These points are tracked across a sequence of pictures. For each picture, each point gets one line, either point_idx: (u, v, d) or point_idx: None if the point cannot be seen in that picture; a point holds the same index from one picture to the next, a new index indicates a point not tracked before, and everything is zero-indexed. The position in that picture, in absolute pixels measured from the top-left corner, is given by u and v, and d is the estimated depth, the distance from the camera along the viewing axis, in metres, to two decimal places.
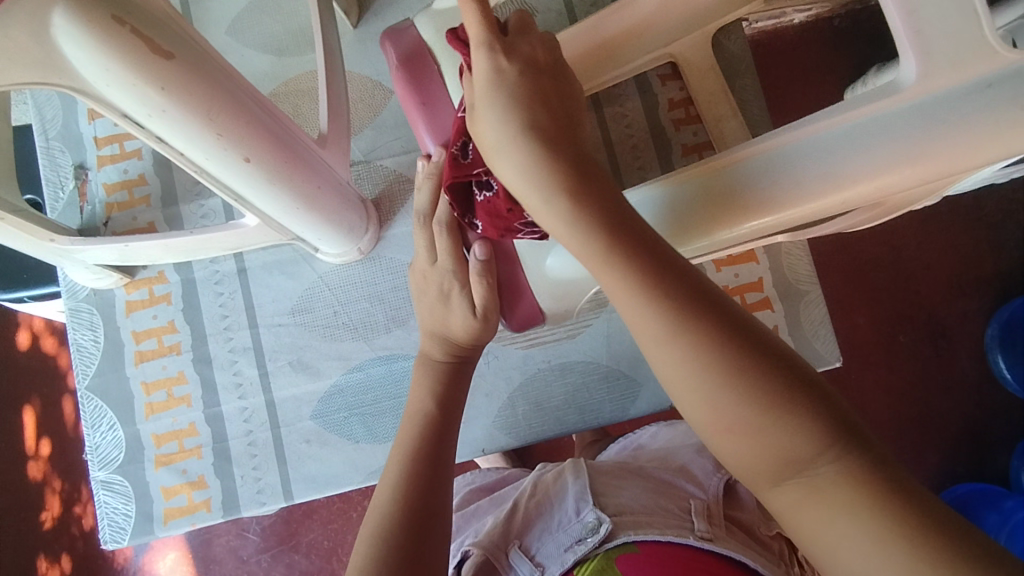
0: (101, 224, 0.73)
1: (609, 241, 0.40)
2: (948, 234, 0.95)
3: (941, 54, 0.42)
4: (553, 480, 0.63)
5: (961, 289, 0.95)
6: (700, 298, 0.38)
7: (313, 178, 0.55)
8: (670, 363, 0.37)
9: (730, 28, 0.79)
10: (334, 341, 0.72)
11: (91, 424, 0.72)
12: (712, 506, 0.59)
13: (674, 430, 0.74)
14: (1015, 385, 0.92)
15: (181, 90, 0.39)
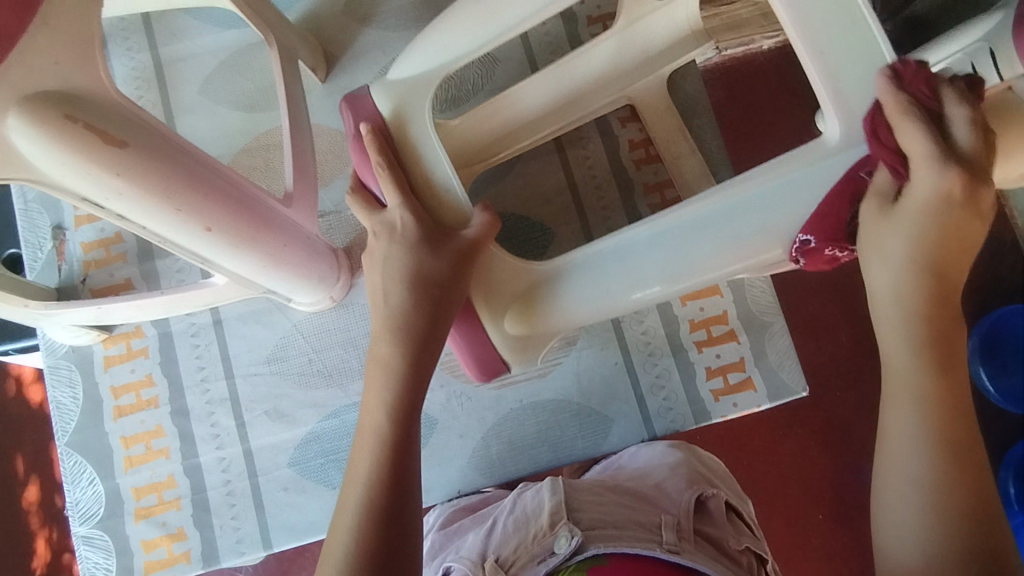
0: (79, 282, 0.75)
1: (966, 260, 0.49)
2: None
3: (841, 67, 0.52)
4: (531, 497, 0.62)
5: None
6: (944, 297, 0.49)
7: (280, 238, 0.57)
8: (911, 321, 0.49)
9: (686, 70, 0.82)
10: (309, 388, 0.74)
11: (71, 480, 0.73)
12: (683, 521, 0.58)
13: (654, 449, 0.70)
14: (998, 399, 0.83)
15: (136, 174, 0.42)
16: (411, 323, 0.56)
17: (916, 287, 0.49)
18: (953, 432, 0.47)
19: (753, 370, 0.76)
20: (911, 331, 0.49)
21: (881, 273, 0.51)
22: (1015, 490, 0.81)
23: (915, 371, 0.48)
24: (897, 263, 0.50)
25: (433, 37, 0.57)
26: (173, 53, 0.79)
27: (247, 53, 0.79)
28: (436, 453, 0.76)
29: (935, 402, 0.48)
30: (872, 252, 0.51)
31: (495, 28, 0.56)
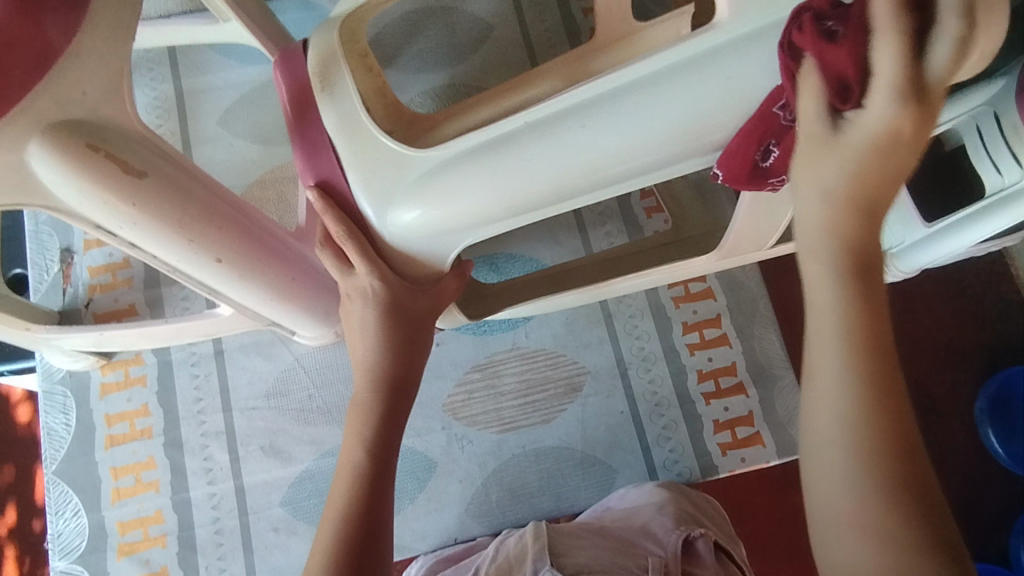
0: (82, 306, 0.74)
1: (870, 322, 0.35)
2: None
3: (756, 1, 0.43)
4: (515, 545, 0.61)
5: (948, 359, 0.89)
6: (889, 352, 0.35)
7: (290, 270, 0.57)
8: (828, 421, 0.35)
9: None
10: (308, 425, 0.72)
11: (56, 511, 0.70)
12: (670, 563, 0.57)
13: (641, 490, 0.69)
14: (1010, 463, 0.84)
15: (151, 204, 0.42)
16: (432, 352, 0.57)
17: (844, 355, 0.35)
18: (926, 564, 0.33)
19: (762, 425, 0.74)
20: (848, 407, 0.35)
21: (822, 335, 0.36)
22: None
23: (847, 472, 0.35)
24: (828, 334, 0.36)
25: (453, 195, 0.49)
26: (196, 85, 0.81)
27: (268, 89, 0.80)
28: (433, 497, 0.73)
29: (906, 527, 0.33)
30: (820, 327, 0.36)
31: (544, 190, 0.48)
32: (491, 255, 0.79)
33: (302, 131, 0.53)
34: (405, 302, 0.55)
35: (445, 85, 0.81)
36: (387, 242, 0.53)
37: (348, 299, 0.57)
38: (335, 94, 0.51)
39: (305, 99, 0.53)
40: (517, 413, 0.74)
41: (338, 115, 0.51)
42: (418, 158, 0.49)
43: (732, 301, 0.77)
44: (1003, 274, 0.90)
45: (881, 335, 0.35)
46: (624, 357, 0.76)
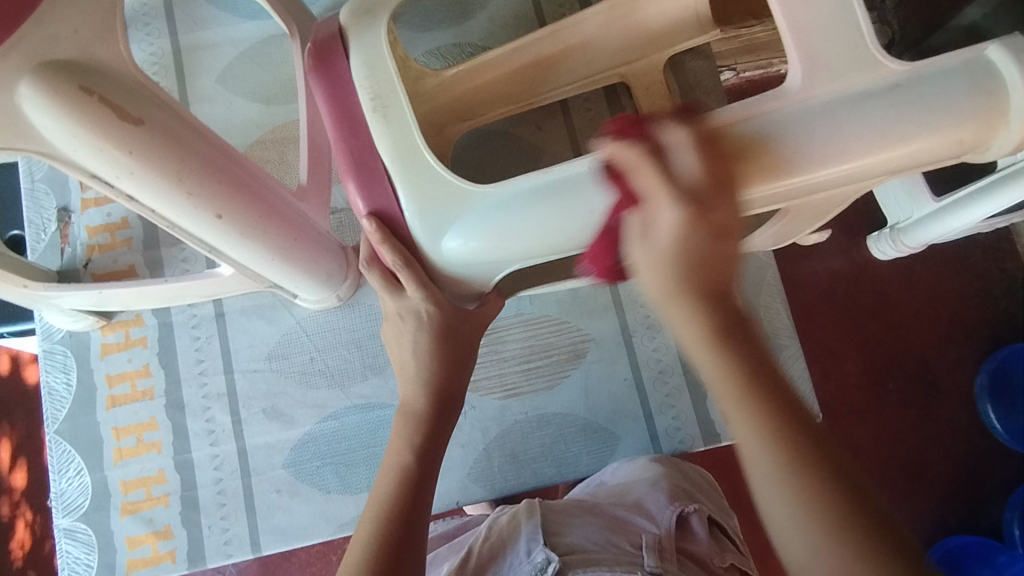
0: (81, 267, 0.73)
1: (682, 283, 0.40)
2: (933, 281, 0.96)
3: (827, 66, 0.46)
4: (507, 523, 0.61)
5: (950, 337, 0.95)
6: (762, 368, 0.39)
7: (290, 230, 0.55)
8: (747, 430, 0.39)
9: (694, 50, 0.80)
10: (310, 388, 0.72)
11: (58, 470, 0.71)
12: (664, 540, 0.57)
13: (635, 464, 0.69)
14: (1007, 438, 0.91)
15: (148, 153, 0.40)
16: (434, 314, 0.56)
17: (743, 385, 0.39)
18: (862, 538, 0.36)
19: None
20: (767, 445, 0.38)
21: (707, 366, 0.40)
22: (1021, 533, 0.88)
23: (785, 490, 0.37)
24: (705, 365, 0.40)
25: (510, 233, 0.50)
26: (195, 41, 0.79)
27: (268, 47, 0.78)
28: None
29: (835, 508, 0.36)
30: (699, 359, 0.40)
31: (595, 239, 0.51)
32: None
33: (354, 158, 0.54)
34: (453, 322, 0.57)
35: (451, 45, 0.79)
36: (441, 270, 0.55)
37: (397, 319, 0.59)
38: (391, 121, 0.52)
39: (357, 126, 0.54)
40: (520, 379, 0.74)
41: (396, 145, 0.52)
42: (477, 196, 0.51)
43: (739, 271, 0.76)
44: (1007, 253, 0.96)
45: (738, 351, 0.39)
46: (629, 325, 0.75)
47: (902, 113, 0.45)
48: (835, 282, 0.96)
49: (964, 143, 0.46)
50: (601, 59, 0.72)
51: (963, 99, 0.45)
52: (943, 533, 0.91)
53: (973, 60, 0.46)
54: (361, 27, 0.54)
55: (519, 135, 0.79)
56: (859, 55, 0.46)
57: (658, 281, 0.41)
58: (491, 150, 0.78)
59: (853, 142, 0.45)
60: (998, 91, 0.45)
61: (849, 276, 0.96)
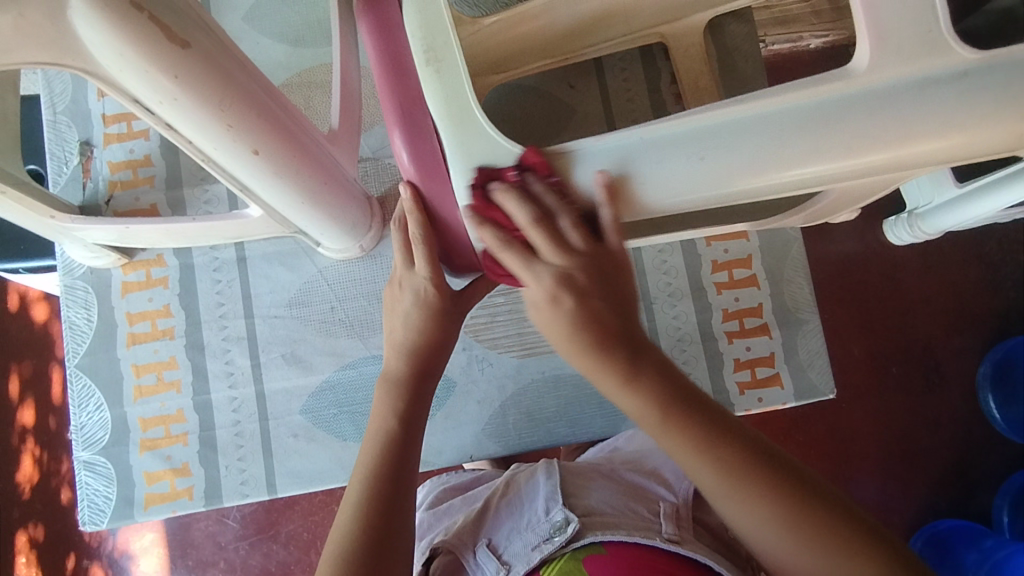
0: (103, 202, 0.72)
1: (665, 411, 0.46)
2: (949, 270, 0.96)
3: (897, 49, 0.43)
4: (526, 478, 0.65)
5: (958, 326, 0.95)
6: (680, 397, 0.46)
7: (321, 172, 0.55)
8: (687, 461, 0.46)
9: (741, 12, 0.78)
10: (330, 336, 0.72)
11: (78, 404, 0.71)
12: (681, 509, 0.59)
13: None
14: (1005, 427, 0.92)
15: (193, 80, 0.40)
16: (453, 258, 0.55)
17: (660, 414, 0.46)
18: (813, 517, 0.43)
19: (782, 367, 0.74)
20: (709, 473, 0.45)
21: (629, 405, 0.47)
22: (1009, 519, 0.90)
23: (743, 511, 0.44)
24: (642, 412, 0.47)
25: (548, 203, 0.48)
26: None
27: None
28: (450, 416, 0.74)
29: (795, 511, 0.43)
30: (619, 395, 0.47)
31: (654, 210, 0.47)
32: None
33: (401, 110, 0.51)
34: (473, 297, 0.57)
35: None
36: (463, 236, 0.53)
37: (396, 287, 0.58)
38: (443, 75, 0.48)
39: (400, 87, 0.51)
40: (539, 339, 0.74)
41: (445, 98, 0.47)
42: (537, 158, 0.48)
43: (764, 242, 0.75)
44: None
45: (655, 382, 0.47)
46: (650, 292, 0.75)
47: (965, 100, 0.43)
48: (852, 262, 0.95)
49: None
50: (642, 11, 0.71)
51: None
52: (932, 516, 0.92)
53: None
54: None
55: (549, 93, 0.78)
56: (932, 38, 0.43)
57: (550, 320, 0.48)
58: (521, 107, 0.77)
59: (912, 129, 0.43)
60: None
61: (868, 256, 0.95)
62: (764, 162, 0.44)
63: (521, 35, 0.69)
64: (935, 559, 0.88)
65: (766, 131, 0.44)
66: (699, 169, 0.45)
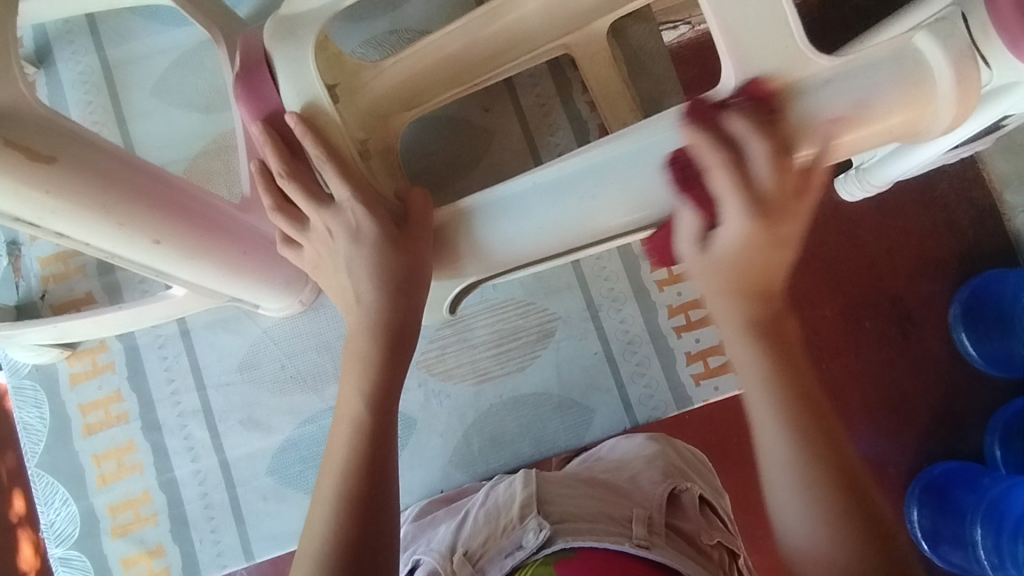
0: (39, 298, 0.72)
1: (761, 331, 0.45)
2: (907, 212, 0.83)
3: (754, 64, 0.49)
4: (505, 491, 0.62)
5: (925, 268, 0.83)
6: (783, 337, 0.45)
7: (236, 244, 0.55)
8: (751, 377, 0.44)
9: (641, 13, 0.78)
10: (284, 395, 0.72)
11: (45, 501, 0.71)
12: (655, 515, 0.56)
13: (633, 442, 0.69)
14: (984, 364, 0.80)
15: (67, 190, 0.41)
16: (377, 293, 0.53)
17: (748, 327, 0.45)
18: (862, 515, 0.40)
19: None
20: (772, 398, 0.43)
21: (741, 355, 0.45)
22: (1003, 453, 0.79)
23: (791, 453, 0.42)
24: (747, 358, 0.45)
25: (508, 232, 0.54)
26: (122, 54, 0.76)
27: (199, 53, 0.76)
28: (417, 453, 0.75)
29: (841, 496, 0.41)
30: (734, 342, 0.46)
31: (566, 242, 0.55)
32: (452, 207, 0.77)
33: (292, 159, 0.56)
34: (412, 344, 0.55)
35: (386, 33, 0.76)
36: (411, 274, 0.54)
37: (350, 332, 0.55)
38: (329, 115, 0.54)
39: (299, 155, 0.56)
40: (492, 364, 0.75)
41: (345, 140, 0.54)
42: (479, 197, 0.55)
43: None
44: None
45: (758, 317, 0.45)
46: (594, 299, 0.76)
47: (836, 108, 0.48)
48: None
49: (901, 126, 0.50)
50: (545, 25, 0.69)
51: (892, 91, 0.48)
52: (926, 461, 0.82)
53: (903, 49, 0.49)
54: (287, 49, 0.55)
55: (466, 120, 0.78)
56: (788, 53, 0.49)
57: (712, 277, 0.47)
58: (438, 138, 0.78)
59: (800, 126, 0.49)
60: (923, 76, 0.48)
61: None
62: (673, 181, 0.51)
63: (424, 70, 0.68)
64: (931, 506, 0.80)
65: (643, 161, 0.51)
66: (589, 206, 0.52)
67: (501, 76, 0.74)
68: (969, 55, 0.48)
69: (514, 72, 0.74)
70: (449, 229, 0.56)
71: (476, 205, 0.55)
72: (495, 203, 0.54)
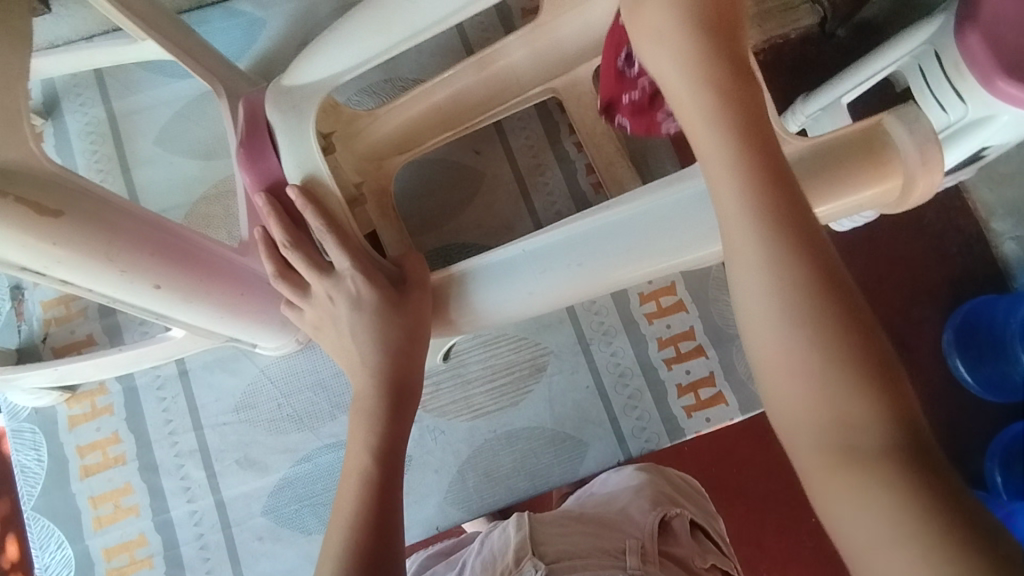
0: (40, 342, 0.74)
1: (744, 158, 0.35)
2: (892, 244, 0.85)
3: None
4: (499, 535, 0.59)
5: (912, 294, 0.85)
6: (767, 165, 0.35)
7: (235, 286, 0.57)
8: (738, 229, 0.35)
9: None
10: (281, 434, 0.73)
11: (40, 545, 0.71)
12: (647, 544, 0.56)
13: (624, 475, 0.69)
14: (980, 389, 0.81)
15: (72, 241, 0.43)
16: (370, 332, 0.55)
17: (753, 130, 0.36)
18: (865, 391, 0.30)
19: (723, 385, 0.76)
20: (759, 251, 0.34)
21: (742, 254, 0.34)
22: (1003, 480, 0.79)
23: (782, 311, 0.32)
24: (744, 269, 0.34)
25: (500, 298, 0.56)
26: (127, 105, 0.80)
27: (201, 103, 0.79)
28: (412, 490, 0.75)
29: (843, 362, 0.31)
30: (735, 250, 0.35)
31: (552, 303, 0.57)
32: (444, 246, 0.80)
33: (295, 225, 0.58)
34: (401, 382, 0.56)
35: (382, 81, 0.79)
36: (406, 318, 0.55)
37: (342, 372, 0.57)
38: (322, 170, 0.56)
39: (301, 223, 0.58)
40: (485, 399, 0.76)
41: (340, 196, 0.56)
42: (475, 267, 0.56)
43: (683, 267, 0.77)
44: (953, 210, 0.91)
45: (745, 126, 0.36)
46: (585, 334, 0.77)
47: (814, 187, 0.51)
48: None
49: (874, 200, 0.52)
50: (533, 70, 0.72)
51: (864, 168, 0.51)
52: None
53: (873, 129, 0.51)
54: (286, 117, 0.58)
55: (457, 162, 0.81)
56: None
57: (683, 64, 0.38)
58: (431, 181, 0.81)
59: None
60: (892, 156, 0.51)
61: None
62: (665, 250, 0.53)
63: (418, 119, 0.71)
64: None
65: (628, 235, 0.53)
66: (586, 272, 0.54)
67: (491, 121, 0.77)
68: (932, 140, 0.51)
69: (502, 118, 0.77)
70: (443, 284, 0.57)
71: (468, 273, 0.57)
72: (488, 270, 0.56)
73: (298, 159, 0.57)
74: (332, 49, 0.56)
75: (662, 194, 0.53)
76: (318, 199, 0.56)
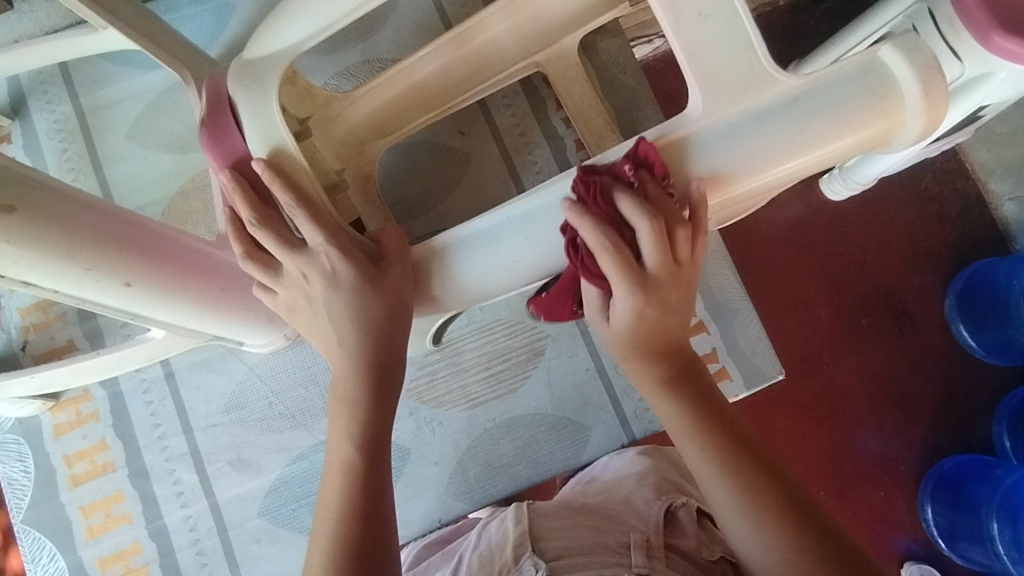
0: (20, 350, 0.71)
1: (671, 398, 0.51)
2: (894, 209, 0.83)
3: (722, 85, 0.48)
4: (498, 530, 0.57)
5: (915, 260, 0.82)
6: (675, 374, 0.52)
7: (212, 281, 0.54)
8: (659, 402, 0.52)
9: (609, 29, 0.79)
10: (274, 433, 0.70)
11: (32, 559, 0.70)
12: (652, 537, 0.53)
13: (625, 458, 0.67)
14: (984, 353, 0.79)
15: (28, 238, 0.40)
16: (355, 322, 0.52)
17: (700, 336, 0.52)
18: (793, 506, 0.46)
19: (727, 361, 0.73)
20: (682, 423, 0.50)
21: (666, 420, 0.51)
22: (1012, 443, 0.77)
23: (708, 455, 0.49)
24: (680, 437, 0.50)
25: (486, 266, 0.53)
26: (96, 101, 0.77)
27: (173, 94, 0.76)
28: (412, 484, 0.73)
29: (773, 493, 0.46)
30: (667, 422, 0.51)
31: (543, 271, 0.54)
32: (432, 231, 0.77)
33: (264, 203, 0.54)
34: (391, 373, 0.54)
35: (360, 63, 0.76)
36: (392, 305, 0.53)
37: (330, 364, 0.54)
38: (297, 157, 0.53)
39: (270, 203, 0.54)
40: (483, 387, 0.74)
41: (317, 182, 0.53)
42: (457, 234, 0.53)
43: None
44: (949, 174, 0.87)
45: (686, 399, 0.51)
46: (582, 315, 0.75)
47: (806, 125, 0.48)
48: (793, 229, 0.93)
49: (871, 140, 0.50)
50: (514, 42, 0.68)
51: (861, 104, 0.48)
52: (936, 456, 0.80)
53: (870, 62, 0.48)
54: (250, 95, 0.54)
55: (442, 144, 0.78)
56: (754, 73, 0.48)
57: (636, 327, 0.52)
58: (416, 165, 0.78)
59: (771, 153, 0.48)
60: (892, 91, 0.48)
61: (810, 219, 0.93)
62: None
63: (396, 97, 0.68)
64: (945, 501, 0.78)
65: None
66: (572, 235, 0.51)
67: (473, 99, 0.74)
68: (934, 68, 0.48)
69: (487, 94, 0.74)
70: (428, 267, 0.55)
71: (452, 241, 0.54)
72: (469, 238, 0.53)
73: (269, 145, 0.54)
74: (297, 23, 0.53)
75: (643, 146, 0.50)
76: (295, 185, 0.53)
